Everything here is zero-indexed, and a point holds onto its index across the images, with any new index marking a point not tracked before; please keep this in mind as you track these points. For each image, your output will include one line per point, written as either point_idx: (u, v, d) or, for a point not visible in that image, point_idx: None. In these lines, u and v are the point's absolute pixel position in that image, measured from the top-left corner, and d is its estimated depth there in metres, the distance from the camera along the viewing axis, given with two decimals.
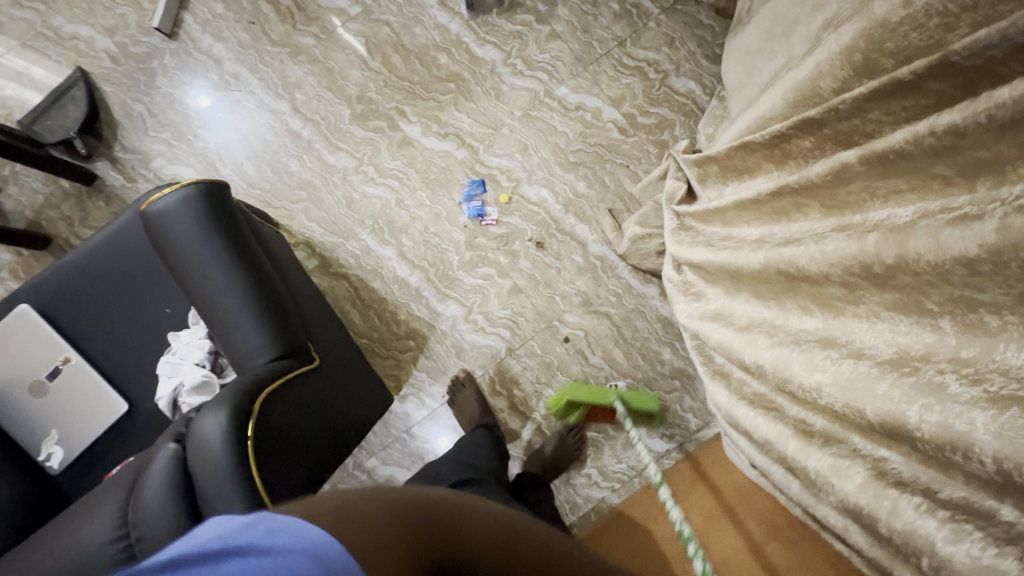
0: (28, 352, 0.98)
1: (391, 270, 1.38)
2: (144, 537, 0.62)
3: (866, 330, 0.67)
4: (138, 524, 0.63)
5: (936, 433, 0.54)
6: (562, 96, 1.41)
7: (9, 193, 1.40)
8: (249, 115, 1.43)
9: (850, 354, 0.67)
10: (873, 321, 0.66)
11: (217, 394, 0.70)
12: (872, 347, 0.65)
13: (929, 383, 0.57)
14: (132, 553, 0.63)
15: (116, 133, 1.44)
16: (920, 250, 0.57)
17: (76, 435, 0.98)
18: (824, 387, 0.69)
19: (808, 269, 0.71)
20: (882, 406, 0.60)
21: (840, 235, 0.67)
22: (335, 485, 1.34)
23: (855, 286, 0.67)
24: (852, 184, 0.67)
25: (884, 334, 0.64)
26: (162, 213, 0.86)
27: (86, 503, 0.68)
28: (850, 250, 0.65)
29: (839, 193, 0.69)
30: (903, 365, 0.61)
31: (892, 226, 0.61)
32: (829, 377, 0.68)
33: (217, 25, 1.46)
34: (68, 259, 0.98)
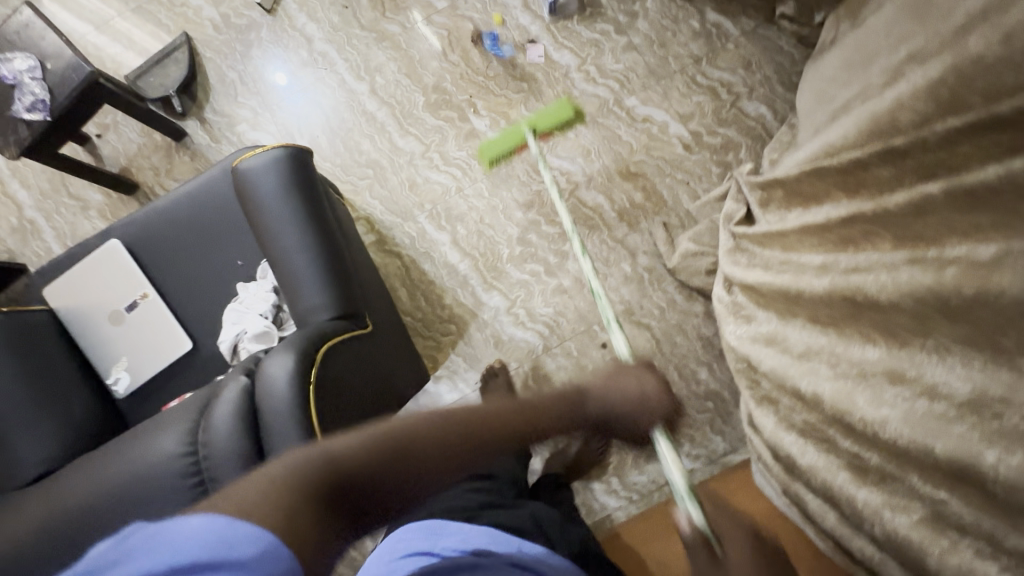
0: (113, 285, 1.07)
1: (442, 255, 1.43)
2: (210, 460, 0.67)
3: (939, 368, 0.62)
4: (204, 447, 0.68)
5: (1013, 473, 0.53)
6: (631, 107, 1.43)
7: (108, 140, 1.52)
8: (330, 92, 1.51)
9: (923, 392, 0.63)
10: (942, 355, 0.62)
11: (284, 341, 0.75)
12: (946, 384, 0.61)
13: (1014, 430, 0.54)
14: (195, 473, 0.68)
15: (209, 96, 1.54)
16: (1006, 286, 0.56)
17: (142, 366, 1.06)
18: (890, 423, 0.65)
19: (880, 298, 0.70)
20: (955, 448, 0.58)
21: (914, 268, 0.66)
22: None
23: (927, 318, 0.64)
24: (930, 218, 0.66)
25: (955, 371, 0.60)
26: (251, 171, 0.92)
27: (155, 423, 0.73)
28: (926, 282, 0.64)
29: (915, 226, 0.68)
30: (982, 409, 0.57)
31: (974, 262, 0.60)
32: (898, 413, 0.65)
33: (312, 6, 1.55)
34: (159, 204, 1.07)
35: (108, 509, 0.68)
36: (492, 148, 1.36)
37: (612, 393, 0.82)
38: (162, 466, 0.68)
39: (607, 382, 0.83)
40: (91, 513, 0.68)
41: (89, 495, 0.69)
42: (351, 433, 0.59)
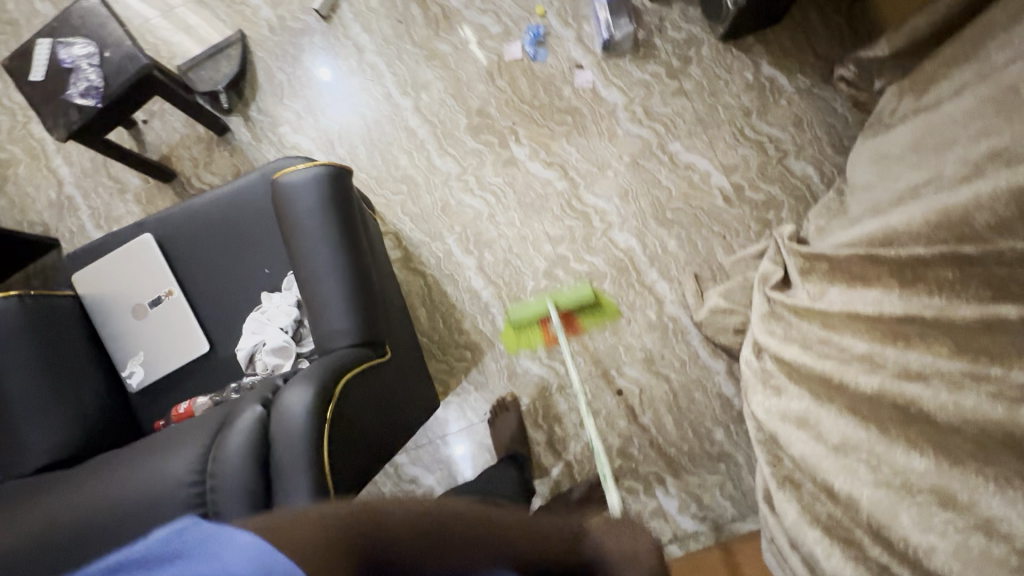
0: (140, 278, 1.07)
1: (466, 279, 1.41)
2: (218, 490, 0.66)
3: (999, 500, 0.62)
4: (215, 476, 0.67)
5: None
6: (674, 152, 1.40)
7: (153, 127, 1.55)
8: (375, 104, 1.52)
9: (980, 525, 0.63)
10: (1002, 486, 0.63)
11: (305, 370, 0.74)
12: (1004, 519, 0.62)
13: None
14: (202, 501, 0.67)
15: (255, 94, 1.56)
16: None
17: (157, 363, 1.06)
18: (938, 551, 0.64)
19: (935, 414, 0.69)
20: None
21: (982, 392, 0.66)
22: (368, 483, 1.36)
23: (991, 445, 0.65)
24: (1000, 336, 0.67)
25: (1015, 506, 0.61)
26: (291, 186, 0.92)
27: (166, 445, 0.72)
28: (996, 414, 0.65)
29: (980, 339, 0.69)
30: None
31: None
32: (949, 543, 0.64)
33: (368, 18, 1.56)
34: (195, 203, 1.07)
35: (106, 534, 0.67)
36: (517, 317, 1.28)
37: (606, 547, 0.67)
38: (173, 493, 0.68)
39: (609, 531, 0.69)
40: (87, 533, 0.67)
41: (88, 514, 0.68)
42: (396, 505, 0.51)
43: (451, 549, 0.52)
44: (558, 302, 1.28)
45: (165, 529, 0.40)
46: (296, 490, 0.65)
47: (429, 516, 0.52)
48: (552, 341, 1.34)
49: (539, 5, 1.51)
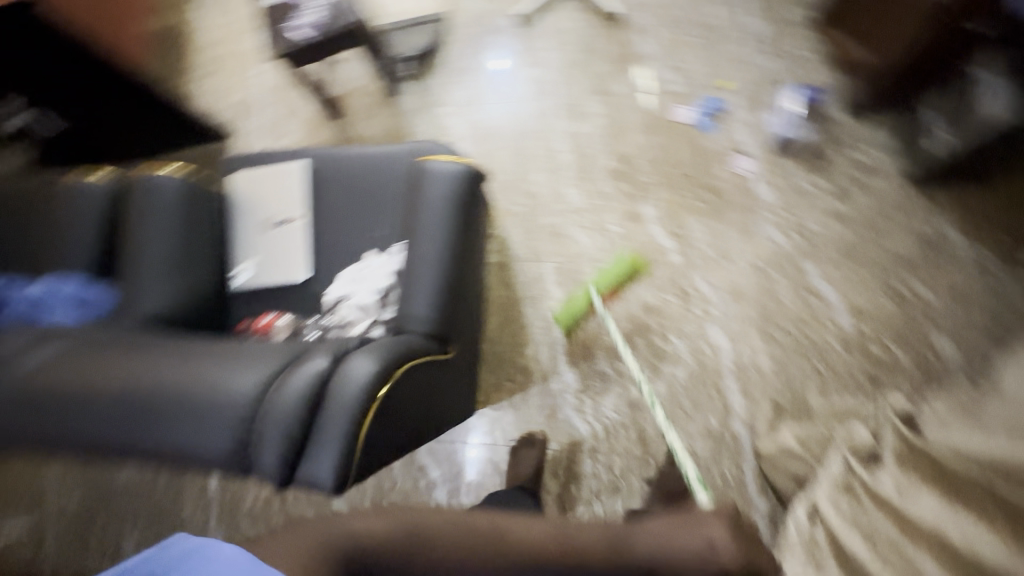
0: (279, 197, 1.20)
1: (547, 309, 1.42)
2: (266, 419, 0.72)
3: None
4: (268, 405, 0.72)
5: None
6: (805, 272, 1.31)
7: (341, 69, 1.71)
8: (532, 117, 1.57)
9: None
10: None
11: (374, 346, 0.80)
12: None
13: None
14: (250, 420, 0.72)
15: (434, 70, 1.67)
16: None
17: (260, 274, 1.17)
18: None
19: None
20: None
21: None
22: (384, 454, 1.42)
23: None
24: None
25: None
26: (431, 174, 0.98)
27: (228, 360, 0.77)
28: None
29: None
30: None
31: None
32: None
33: (559, 37, 1.62)
34: (349, 153, 1.18)
35: (156, 422, 0.72)
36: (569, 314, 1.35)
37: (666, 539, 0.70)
38: (234, 403, 0.72)
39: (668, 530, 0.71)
40: (141, 414, 0.73)
41: (146, 394, 0.74)
42: (371, 514, 0.66)
43: (436, 549, 0.64)
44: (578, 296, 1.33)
45: (155, 547, 0.56)
46: (329, 446, 0.72)
47: (397, 520, 0.66)
48: (609, 300, 1.39)
49: (725, 80, 1.49)
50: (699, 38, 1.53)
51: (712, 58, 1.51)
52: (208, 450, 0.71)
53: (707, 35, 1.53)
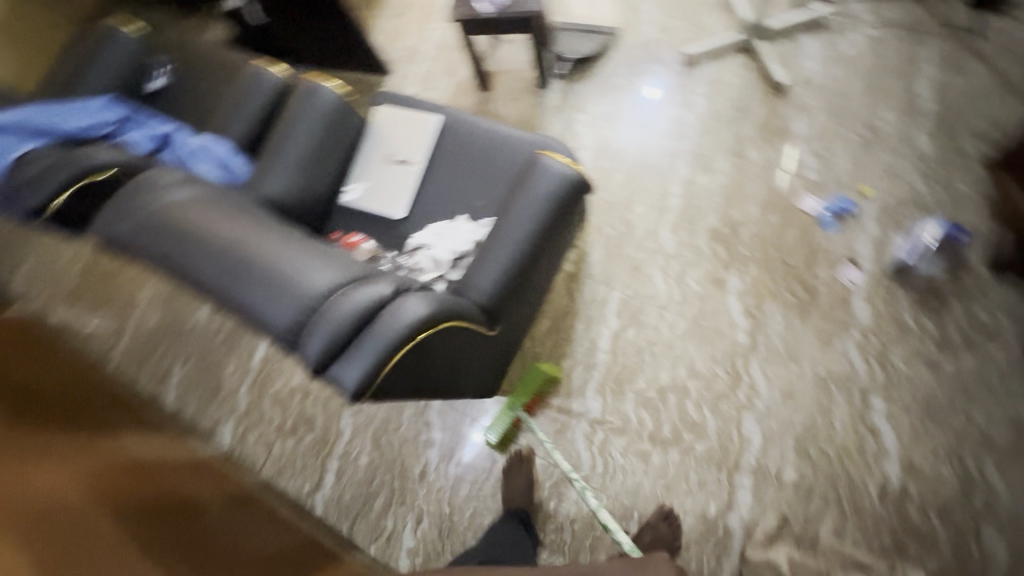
0: (409, 140, 1.32)
1: (597, 333, 1.44)
2: (322, 315, 0.79)
3: None
4: (328, 304, 0.80)
5: None
6: (870, 406, 1.24)
7: (505, 48, 1.82)
8: (659, 153, 1.58)
9: None
10: None
11: (433, 295, 0.86)
12: None
13: None
14: (309, 310, 0.79)
15: (586, 77, 1.72)
16: None
17: (365, 198, 1.30)
18: None
19: None
20: None
21: None
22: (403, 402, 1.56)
23: None
24: None
25: None
26: (544, 168, 1.05)
27: (313, 257, 0.86)
28: None
29: None
30: None
31: None
32: None
33: (717, 88, 1.61)
34: (483, 125, 1.28)
35: (241, 279, 0.83)
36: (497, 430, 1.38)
37: None
38: (304, 291, 0.80)
39: None
40: (233, 268, 0.84)
41: (244, 254, 0.85)
42: None
43: None
44: (506, 428, 1.34)
45: None
46: (360, 360, 0.78)
47: None
48: (540, 408, 1.40)
49: (868, 187, 1.42)
50: (858, 138, 1.48)
51: (862, 162, 1.45)
52: (268, 317, 0.79)
53: (867, 138, 1.47)
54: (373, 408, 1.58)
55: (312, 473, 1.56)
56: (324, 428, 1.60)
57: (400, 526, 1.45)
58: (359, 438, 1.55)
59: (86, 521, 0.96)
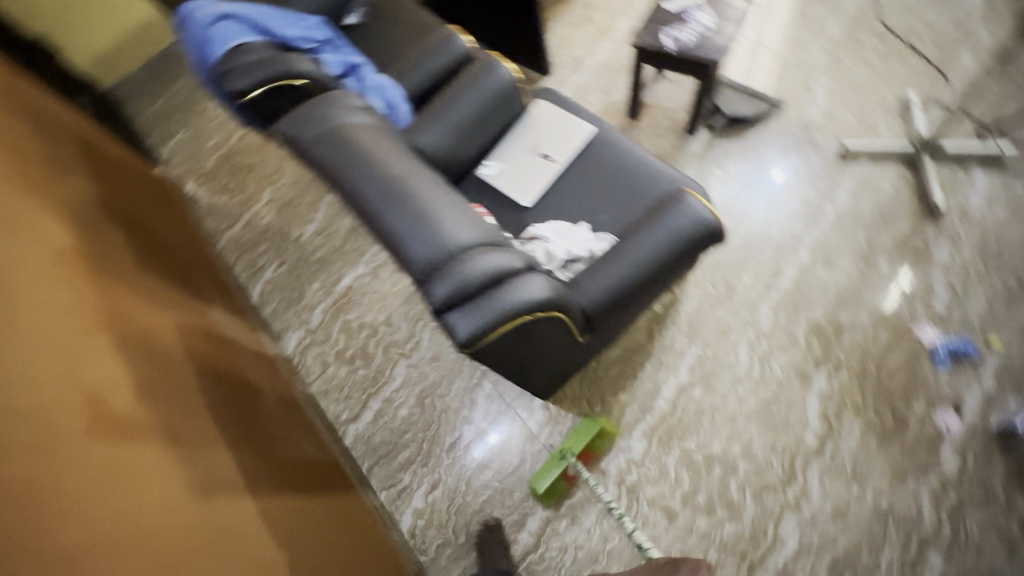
0: (557, 138, 1.38)
1: (664, 380, 1.43)
2: (458, 264, 0.82)
3: None
4: (466, 256, 0.83)
5: None
6: (923, 558, 1.18)
7: (665, 85, 1.86)
8: (785, 231, 1.55)
9: None
10: None
11: (553, 283, 0.90)
12: None
13: None
14: (447, 255, 0.83)
15: (736, 136, 1.72)
16: None
17: (501, 178, 1.37)
18: None
19: None
20: None
21: None
22: (456, 373, 1.60)
23: None
24: None
25: None
26: (686, 205, 1.08)
27: (459, 210, 0.91)
28: None
29: None
30: None
31: None
32: None
33: (866, 190, 1.57)
34: (632, 148, 1.32)
35: (394, 210, 0.88)
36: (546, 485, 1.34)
37: None
38: (448, 238, 0.84)
39: None
40: (390, 198, 0.90)
41: (403, 189, 0.91)
42: None
43: None
44: (551, 471, 1.33)
45: None
46: (478, 316, 0.81)
47: None
48: (588, 463, 1.39)
49: (996, 340, 1.34)
50: (1001, 288, 1.40)
51: (998, 313, 1.37)
52: (411, 251, 0.84)
53: (1012, 291, 1.39)
54: (428, 367, 1.63)
55: (353, 405, 1.62)
56: (377, 369, 1.66)
57: (416, 485, 1.48)
58: (406, 390, 1.61)
59: (179, 364, 1.14)
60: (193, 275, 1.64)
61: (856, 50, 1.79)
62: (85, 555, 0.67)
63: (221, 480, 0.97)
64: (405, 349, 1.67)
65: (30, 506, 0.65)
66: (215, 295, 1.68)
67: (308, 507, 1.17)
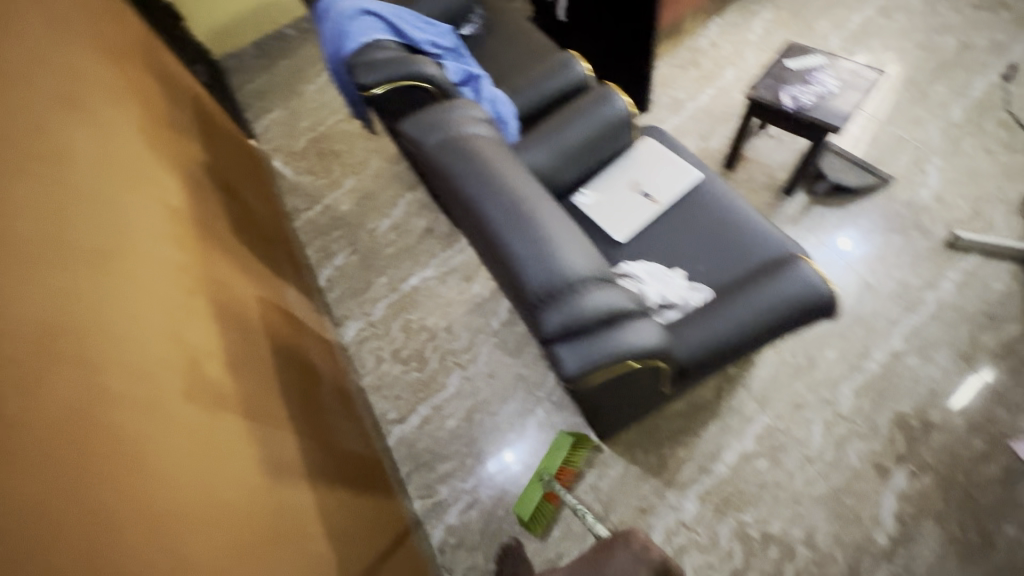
0: (661, 179, 1.35)
1: (728, 444, 1.36)
2: (575, 295, 0.80)
3: None
4: (583, 288, 0.80)
5: None
6: None
7: (767, 141, 1.82)
8: (878, 312, 1.47)
9: None
10: None
11: (661, 329, 0.86)
12: None
13: None
14: (563, 282, 0.80)
15: (836, 205, 1.65)
16: None
17: (596, 208, 1.34)
18: None
19: None
20: None
21: None
22: (510, 394, 1.58)
23: None
24: None
25: None
26: (799, 271, 1.03)
27: (576, 237, 0.88)
28: None
29: None
30: None
31: None
32: None
33: (974, 284, 1.48)
34: (738, 203, 1.29)
35: (513, 228, 0.86)
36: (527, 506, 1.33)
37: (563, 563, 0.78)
38: (566, 265, 0.82)
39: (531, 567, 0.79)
40: (510, 214, 0.88)
41: (522, 208, 0.89)
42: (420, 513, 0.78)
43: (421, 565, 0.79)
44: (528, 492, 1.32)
45: None
46: (586, 353, 0.79)
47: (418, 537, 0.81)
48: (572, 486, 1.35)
49: None
50: None
51: None
52: (527, 274, 0.81)
53: None
54: (483, 383, 1.61)
55: (402, 406, 1.61)
56: (431, 375, 1.65)
57: (452, 500, 1.46)
58: (457, 402, 1.59)
59: (258, 338, 1.15)
60: (273, 250, 1.68)
61: (977, 138, 1.71)
62: (170, 524, 0.66)
63: (287, 463, 0.97)
64: (461, 359, 1.66)
65: (132, 465, 0.65)
66: (289, 272, 1.71)
67: (353, 505, 1.16)
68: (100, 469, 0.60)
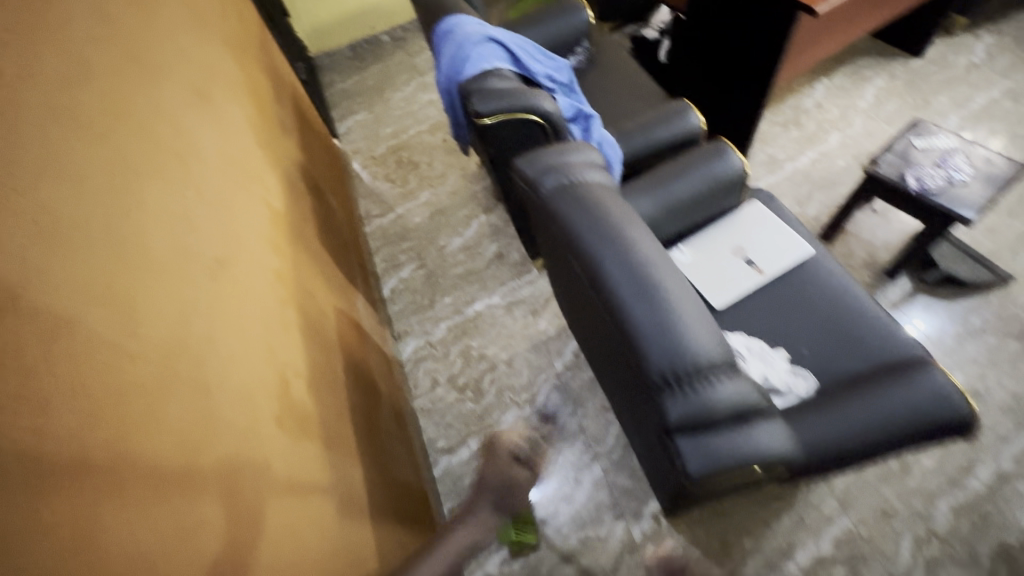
0: (769, 249, 1.27)
1: (803, 543, 1.25)
2: (705, 386, 0.73)
3: None
4: (714, 379, 0.73)
5: None
6: None
7: (871, 218, 1.71)
8: (985, 424, 1.34)
9: None
10: None
11: (785, 429, 0.79)
12: None
13: None
14: (693, 369, 0.73)
15: (943, 297, 1.53)
16: None
17: (694, 267, 1.27)
18: None
19: None
20: None
21: None
22: (567, 444, 1.50)
23: None
24: None
25: None
26: (933, 380, 0.93)
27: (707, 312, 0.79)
28: None
29: None
30: None
31: None
32: None
33: None
34: (853, 289, 1.20)
35: (640, 293, 0.77)
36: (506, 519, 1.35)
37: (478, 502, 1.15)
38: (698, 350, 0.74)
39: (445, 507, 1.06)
40: (637, 275, 0.79)
41: (651, 270, 0.79)
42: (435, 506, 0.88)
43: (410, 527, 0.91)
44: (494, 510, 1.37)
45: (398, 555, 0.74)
46: (706, 450, 0.73)
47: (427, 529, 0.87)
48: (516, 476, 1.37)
49: None
50: None
51: None
52: (652, 352, 0.73)
53: None
54: (539, 427, 1.54)
55: (452, 435, 1.56)
56: (486, 408, 1.59)
57: (494, 547, 1.38)
58: None
59: (335, 355, 1.12)
60: (347, 255, 1.66)
61: None
62: (256, 569, 0.63)
63: (353, 495, 0.94)
64: (519, 398, 1.59)
65: (229, 504, 0.62)
66: (359, 280, 1.69)
67: (404, 542, 1.11)
68: (202, 511, 0.57)
